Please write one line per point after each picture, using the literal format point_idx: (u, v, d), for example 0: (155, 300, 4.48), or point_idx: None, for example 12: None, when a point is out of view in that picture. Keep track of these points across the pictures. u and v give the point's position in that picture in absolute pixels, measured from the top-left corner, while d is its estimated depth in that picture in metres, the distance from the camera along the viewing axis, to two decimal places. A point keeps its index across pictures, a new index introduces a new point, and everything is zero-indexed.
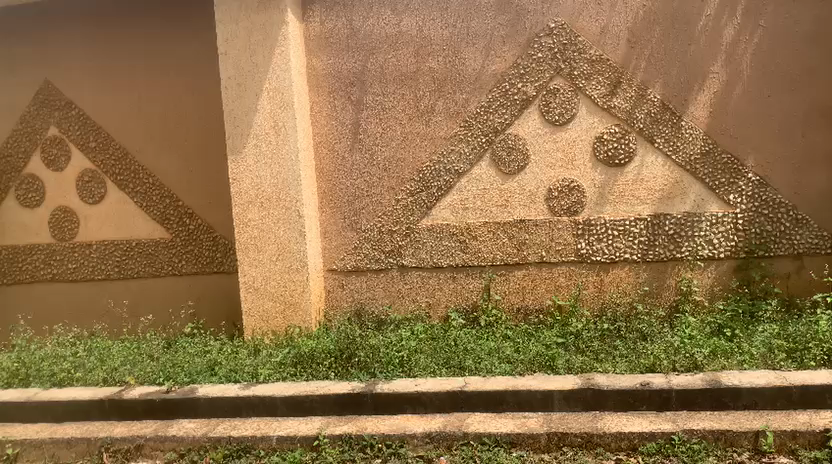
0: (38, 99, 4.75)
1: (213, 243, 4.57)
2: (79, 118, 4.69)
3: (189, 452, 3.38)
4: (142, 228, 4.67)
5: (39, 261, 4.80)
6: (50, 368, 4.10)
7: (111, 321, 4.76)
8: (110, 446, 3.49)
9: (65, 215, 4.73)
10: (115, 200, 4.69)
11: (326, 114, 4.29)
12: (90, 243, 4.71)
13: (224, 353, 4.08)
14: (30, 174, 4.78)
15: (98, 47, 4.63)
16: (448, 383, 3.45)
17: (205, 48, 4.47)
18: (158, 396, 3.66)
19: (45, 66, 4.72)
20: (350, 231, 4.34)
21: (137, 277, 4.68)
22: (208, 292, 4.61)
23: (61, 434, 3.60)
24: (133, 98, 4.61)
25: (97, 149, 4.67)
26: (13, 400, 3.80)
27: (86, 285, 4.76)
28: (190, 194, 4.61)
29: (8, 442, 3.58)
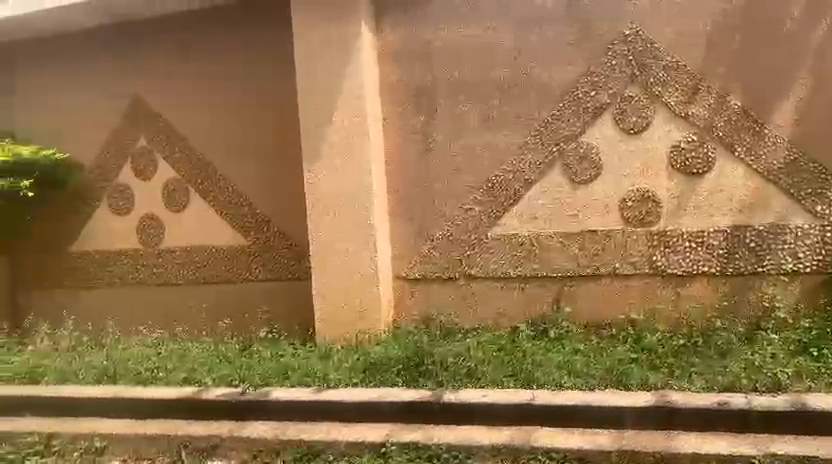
0: (128, 112, 5.02)
1: (288, 250, 4.70)
2: (166, 130, 4.94)
3: (261, 453, 3.49)
4: (221, 234, 4.86)
5: (127, 265, 5.07)
6: (136, 367, 4.34)
7: (191, 324, 4.94)
8: (189, 444, 3.65)
9: (152, 222, 4.99)
10: (197, 209, 4.91)
11: (397, 124, 4.34)
12: (174, 248, 4.94)
13: (296, 358, 4.17)
14: (122, 183, 5.07)
15: (172, 62, 4.85)
16: (516, 395, 3.41)
17: (276, 60, 4.61)
18: (233, 397, 3.79)
19: (126, 80, 5.00)
20: (420, 240, 4.36)
21: (215, 282, 4.86)
22: (282, 298, 4.72)
23: (145, 430, 3.79)
24: (210, 108, 4.82)
25: (179, 159, 4.91)
26: (103, 395, 4.04)
27: (168, 289, 4.98)
28: (265, 202, 4.76)
29: (97, 435, 3.82)
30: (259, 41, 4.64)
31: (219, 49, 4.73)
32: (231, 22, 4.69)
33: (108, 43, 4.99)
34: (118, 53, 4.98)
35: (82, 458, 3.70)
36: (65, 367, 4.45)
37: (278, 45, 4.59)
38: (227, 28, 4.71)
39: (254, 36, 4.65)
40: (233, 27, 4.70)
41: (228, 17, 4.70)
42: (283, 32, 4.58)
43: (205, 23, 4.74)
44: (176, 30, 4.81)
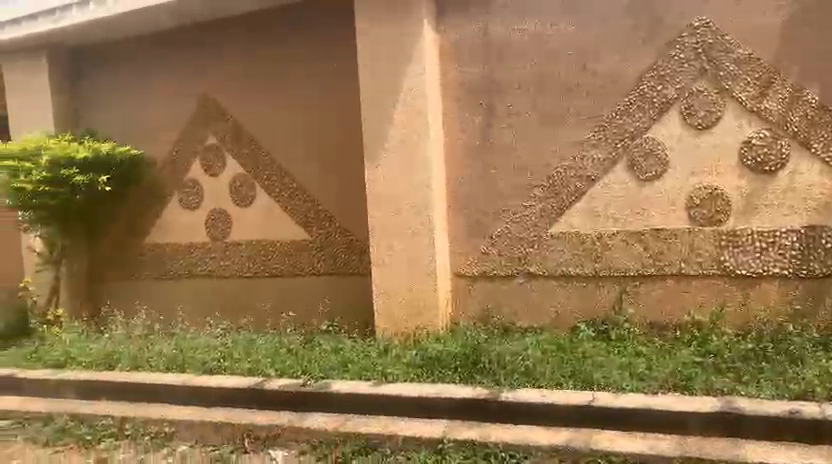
0: (199, 110, 5.19)
1: (349, 245, 4.77)
2: (234, 127, 5.08)
3: (320, 445, 3.53)
4: (285, 229, 4.97)
5: (196, 258, 5.25)
6: (204, 357, 4.50)
7: (256, 316, 5.08)
8: (252, 433, 3.76)
9: (220, 217, 5.16)
10: (263, 204, 5.05)
11: (457, 121, 4.33)
12: (240, 243, 5.09)
13: (355, 352, 4.23)
14: (192, 179, 5.26)
15: (234, 61, 5.01)
16: (575, 396, 3.35)
17: (340, 58, 4.69)
18: (294, 389, 3.88)
19: (192, 80, 5.17)
20: (479, 237, 4.34)
21: (279, 275, 4.98)
22: (343, 292, 4.80)
23: (210, 417, 3.92)
24: (275, 106, 4.94)
25: (246, 156, 5.05)
26: (172, 383, 4.21)
27: (234, 281, 5.14)
28: (328, 198, 4.84)
29: (167, 421, 3.98)
30: (312, 37, 4.76)
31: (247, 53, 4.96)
32: (296, 22, 4.79)
33: (176, 45, 5.18)
34: (185, 55, 5.16)
35: (153, 442, 3.88)
36: (137, 355, 4.65)
37: (302, 45, 4.80)
38: (292, 27, 4.81)
39: (309, 34, 4.77)
40: (298, 27, 4.80)
41: (294, 17, 4.80)
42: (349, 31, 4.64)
43: (271, 24, 4.87)
44: (238, 31, 4.97)
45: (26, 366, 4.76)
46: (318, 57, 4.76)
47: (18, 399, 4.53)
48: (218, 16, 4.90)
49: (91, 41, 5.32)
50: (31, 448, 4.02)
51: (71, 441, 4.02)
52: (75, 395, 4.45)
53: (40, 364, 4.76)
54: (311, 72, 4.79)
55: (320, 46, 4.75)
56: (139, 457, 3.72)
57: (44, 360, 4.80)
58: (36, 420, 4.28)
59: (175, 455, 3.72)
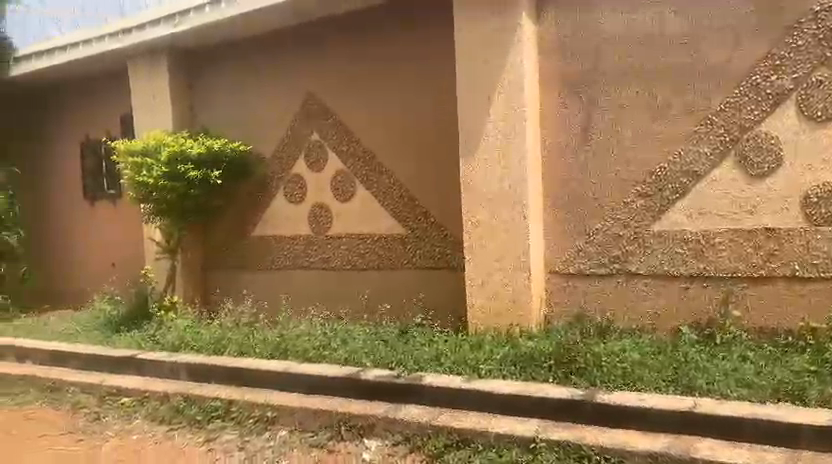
0: (303, 108, 5.38)
1: (443, 240, 4.81)
2: (335, 125, 5.24)
3: (413, 437, 3.62)
4: (383, 224, 5.07)
5: (298, 250, 5.46)
6: (304, 345, 4.68)
7: (353, 307, 5.22)
8: (348, 421, 3.88)
9: (322, 211, 5.35)
10: (361, 198, 5.17)
11: (555, 115, 4.25)
12: (340, 236, 5.25)
13: (449, 345, 4.26)
14: (296, 174, 5.46)
15: (337, 60, 5.17)
16: (676, 401, 3.21)
17: (439, 54, 4.73)
18: (389, 380, 3.96)
19: (298, 79, 5.38)
20: (576, 234, 4.24)
21: (376, 269, 5.09)
22: (438, 286, 4.85)
23: (309, 404, 4.07)
24: (375, 102, 5.05)
25: (347, 152, 5.20)
26: (274, 369, 4.41)
27: (333, 273, 5.31)
28: (426, 193, 4.89)
29: (269, 405, 4.17)
30: (411, 34, 4.83)
31: (336, 51, 5.17)
32: (396, 21, 4.87)
33: (283, 46, 5.40)
34: (291, 55, 5.38)
35: (257, 426, 4.11)
36: (243, 341, 4.91)
37: (360, 45, 5.06)
38: (391, 25, 4.90)
39: (409, 31, 4.83)
40: (398, 24, 4.87)
41: (394, 15, 4.88)
42: (448, 27, 4.66)
43: (372, 21, 4.98)
44: (342, 30, 5.11)
45: (145, 348, 5.14)
46: (377, 58, 5.00)
47: (138, 378, 4.89)
48: (323, 16, 5.07)
49: (206, 43, 5.65)
50: (149, 425, 4.36)
51: (184, 421, 4.32)
52: (188, 376, 4.75)
53: (158, 347, 5.13)
54: (375, 72, 5.02)
55: (393, 44, 4.91)
56: (243, 440, 3.98)
57: (162, 343, 5.16)
58: (154, 398, 4.61)
59: (276, 440, 3.93)
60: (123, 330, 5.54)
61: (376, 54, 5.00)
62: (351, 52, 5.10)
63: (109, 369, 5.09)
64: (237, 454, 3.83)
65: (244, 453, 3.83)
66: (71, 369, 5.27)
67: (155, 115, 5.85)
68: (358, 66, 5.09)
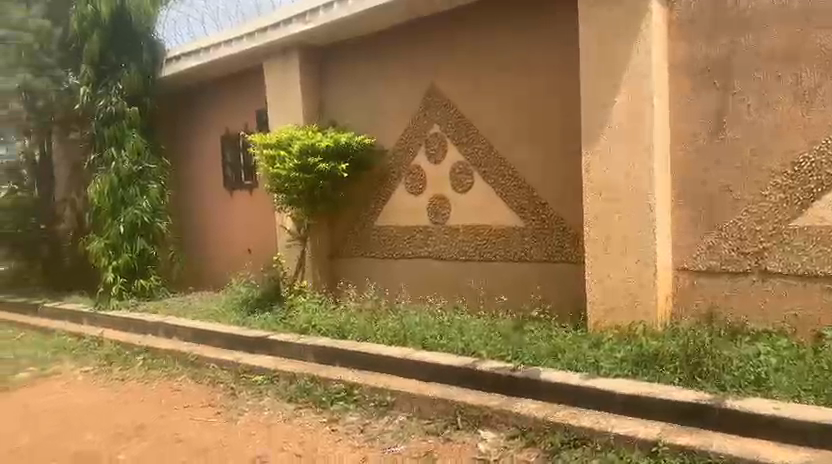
0: (425, 100, 5.44)
1: (562, 233, 4.72)
2: (455, 116, 5.25)
3: (529, 432, 3.60)
4: (502, 216, 5.04)
5: (418, 240, 5.56)
6: (423, 333, 4.78)
7: (471, 298, 5.25)
8: (464, 411, 3.91)
9: (441, 202, 5.40)
10: (480, 189, 5.17)
11: (685, 103, 4.02)
12: (458, 227, 5.29)
13: (567, 341, 4.18)
14: (416, 166, 5.55)
15: (460, 52, 5.17)
16: (817, 412, 2.96)
17: (563, 42, 4.62)
18: (505, 373, 3.95)
19: (421, 72, 5.44)
20: (706, 228, 3.99)
21: (493, 260, 5.09)
22: (557, 280, 4.78)
23: (427, 391, 4.15)
24: (497, 93, 5.01)
25: (467, 144, 5.20)
26: (393, 355, 4.53)
27: (451, 264, 5.35)
28: (545, 185, 4.81)
29: (388, 391, 4.30)
30: (535, 23, 4.74)
31: (459, 43, 5.17)
32: (522, 11, 4.80)
33: (406, 39, 5.49)
34: (414, 48, 5.45)
35: (377, 409, 4.26)
36: (365, 326, 5.08)
37: (484, 36, 5.02)
38: (514, 15, 4.84)
39: (533, 20, 4.75)
40: (522, 13, 4.79)
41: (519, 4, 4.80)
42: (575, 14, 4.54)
43: (496, 11, 4.93)
44: (464, 21, 5.11)
45: (277, 330, 5.46)
46: (500, 49, 4.94)
47: (269, 358, 5.21)
48: (446, 8, 5.10)
49: (334, 39, 5.87)
50: (279, 402, 4.63)
51: (310, 400, 4.55)
52: (314, 359, 5.00)
53: (288, 329, 5.43)
54: (498, 63, 4.97)
55: (517, 34, 4.84)
56: (364, 423, 4.14)
57: (290, 325, 5.45)
58: (283, 377, 4.89)
59: (395, 425, 4.05)
60: (257, 312, 5.91)
61: (499, 44, 4.95)
62: (473, 43, 5.08)
63: (244, 348, 5.46)
64: (358, 436, 3.98)
65: (364, 435, 3.98)
66: (212, 346, 5.70)
67: (287, 109, 6.16)
68: (480, 58, 5.06)
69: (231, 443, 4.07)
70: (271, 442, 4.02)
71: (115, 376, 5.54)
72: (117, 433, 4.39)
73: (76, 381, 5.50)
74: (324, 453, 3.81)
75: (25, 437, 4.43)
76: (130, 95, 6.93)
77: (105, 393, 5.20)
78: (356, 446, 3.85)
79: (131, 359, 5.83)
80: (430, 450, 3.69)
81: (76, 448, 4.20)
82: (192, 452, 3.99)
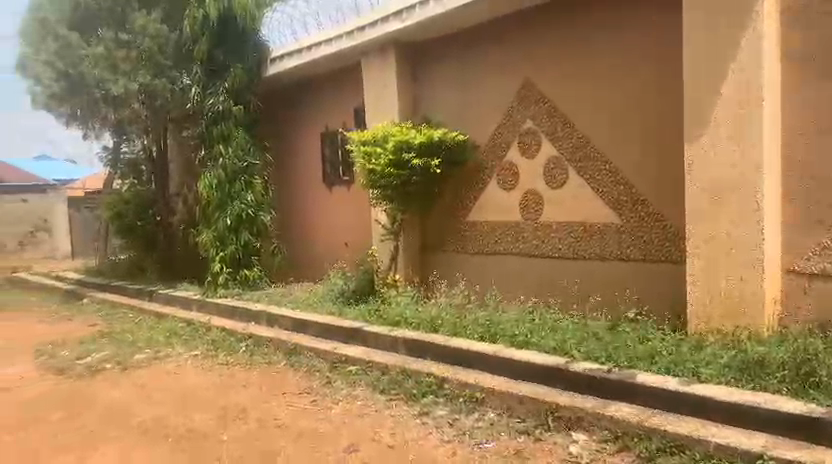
0: (519, 95, 5.37)
1: (661, 231, 4.53)
2: (550, 111, 5.15)
3: (623, 436, 3.48)
4: (598, 213, 4.90)
5: (510, 236, 5.51)
6: (514, 330, 4.74)
7: (564, 296, 5.15)
8: (555, 411, 3.85)
9: (534, 198, 5.32)
10: (575, 184, 5.04)
11: (798, 94, 3.76)
12: (551, 224, 5.19)
13: (665, 344, 4.01)
14: (510, 161, 5.48)
15: (555, 45, 5.06)
16: None
17: (595, 40, 4.82)
18: (599, 374, 3.85)
19: (515, 67, 5.37)
20: (821, 229, 3.72)
21: (587, 258, 4.96)
22: (655, 279, 4.60)
23: (517, 390, 4.11)
24: (593, 87, 4.87)
25: (562, 139, 5.09)
26: (484, 352, 4.52)
27: (544, 261, 5.27)
28: (644, 181, 4.63)
29: (479, 387, 4.29)
30: (635, 13, 4.57)
31: (555, 36, 5.06)
32: (564, 11, 4.97)
33: (501, 33, 5.43)
34: (509, 42, 5.38)
35: (467, 405, 4.25)
36: (456, 321, 5.10)
37: (581, 28, 4.89)
38: (610, 5, 4.69)
39: (633, 10, 4.58)
40: (571, 12, 4.94)
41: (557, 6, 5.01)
42: (615, 11, 4.68)
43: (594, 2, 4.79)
44: (560, 13, 5.00)
45: (370, 321, 5.58)
46: (598, 40, 4.80)
47: (363, 348, 5.33)
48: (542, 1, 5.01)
49: (429, 36, 5.91)
50: (371, 393, 4.73)
51: (401, 392, 4.60)
52: (405, 351, 5.07)
53: (380, 321, 5.53)
54: (595, 56, 4.83)
55: (616, 25, 4.68)
56: (453, 417, 4.14)
57: (382, 318, 5.55)
58: (376, 369, 4.98)
59: (485, 421, 4.03)
60: (351, 303, 6.06)
61: (597, 36, 4.80)
62: (570, 36, 4.96)
63: (340, 338, 5.62)
64: (447, 430, 3.99)
65: (454, 429, 3.98)
66: (309, 336, 5.89)
67: (384, 106, 6.26)
68: (577, 51, 4.93)
69: (326, 431, 4.19)
70: (363, 431, 4.11)
71: (220, 360, 5.84)
72: (223, 415, 4.63)
73: (185, 364, 5.83)
74: (414, 445, 3.85)
75: (140, 415, 4.76)
76: (236, 93, 7.32)
77: (211, 376, 5.49)
78: (445, 441, 3.86)
79: (235, 345, 6.11)
80: (518, 449, 3.64)
81: (186, 427, 4.47)
82: (290, 437, 4.15)
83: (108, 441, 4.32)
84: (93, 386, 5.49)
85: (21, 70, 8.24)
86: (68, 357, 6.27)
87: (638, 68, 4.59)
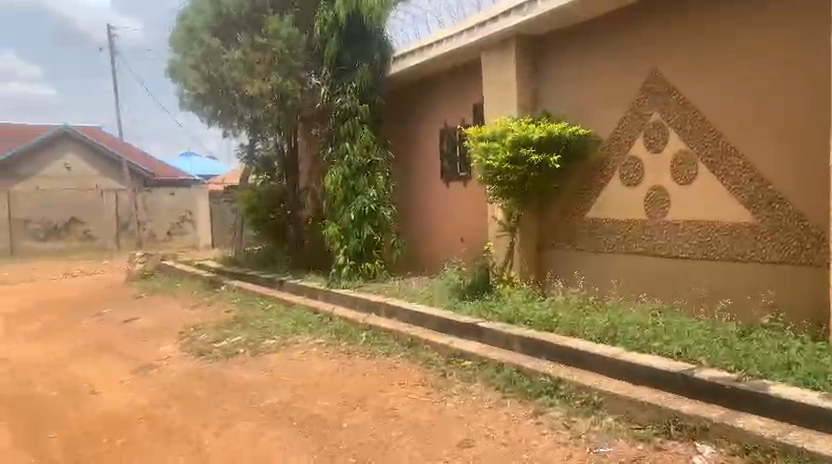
0: (645, 87, 5.13)
1: (802, 232, 4.18)
2: (679, 103, 4.88)
3: (755, 450, 3.24)
4: (730, 211, 4.59)
5: (633, 234, 5.29)
6: (635, 332, 4.55)
7: (690, 298, 4.88)
8: (678, 420, 3.64)
9: (659, 195, 5.08)
10: (705, 180, 4.75)
11: None
12: (678, 222, 4.93)
13: (804, 355, 3.70)
14: (634, 156, 5.26)
15: (685, 33, 4.79)
16: None
17: (731, 27, 4.49)
18: (727, 384, 3.61)
19: (640, 58, 5.13)
20: None
21: (718, 260, 4.66)
22: (794, 284, 4.25)
23: (636, 395, 3.94)
24: (727, 77, 4.55)
25: (691, 132, 4.81)
26: (602, 354, 4.37)
27: (669, 261, 5.02)
28: (783, 177, 4.29)
29: (596, 390, 4.14)
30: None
31: (685, 25, 4.78)
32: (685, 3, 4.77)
33: (626, 24, 5.22)
34: (635, 33, 5.16)
35: (583, 408, 4.11)
36: (573, 321, 4.97)
37: (715, 15, 4.59)
38: None
39: None
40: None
41: None
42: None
43: None
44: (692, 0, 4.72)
45: (485, 317, 5.57)
46: (733, 28, 4.49)
47: (478, 344, 5.32)
48: None
49: (550, 29, 5.79)
50: (485, 389, 4.69)
51: (516, 390, 4.53)
52: (521, 349, 5.01)
53: (495, 318, 5.50)
54: (730, 44, 4.51)
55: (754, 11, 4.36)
56: (570, 419, 4.01)
57: (499, 314, 5.52)
58: (490, 365, 4.94)
59: (602, 425, 3.88)
60: (468, 298, 6.07)
61: (732, 23, 4.49)
62: (701, 24, 4.68)
63: (455, 333, 5.64)
64: (563, 432, 3.89)
65: (570, 432, 3.87)
66: (426, 329, 5.96)
67: (503, 101, 6.21)
68: (709, 39, 4.63)
69: (441, 424, 4.24)
70: (477, 427, 4.10)
71: (342, 349, 6.05)
72: (343, 402, 4.82)
73: (309, 351, 6.11)
74: (529, 445, 3.80)
75: (269, 398, 5.04)
76: (362, 92, 7.56)
77: (332, 364, 5.71)
78: (561, 443, 3.77)
79: (355, 334, 6.31)
80: (638, 457, 3.48)
81: (310, 411, 4.69)
82: (406, 427, 4.25)
83: (240, 421, 4.63)
84: (228, 368, 5.89)
85: (171, 74, 8.93)
86: (207, 340, 6.76)
87: (773, 57, 4.27)
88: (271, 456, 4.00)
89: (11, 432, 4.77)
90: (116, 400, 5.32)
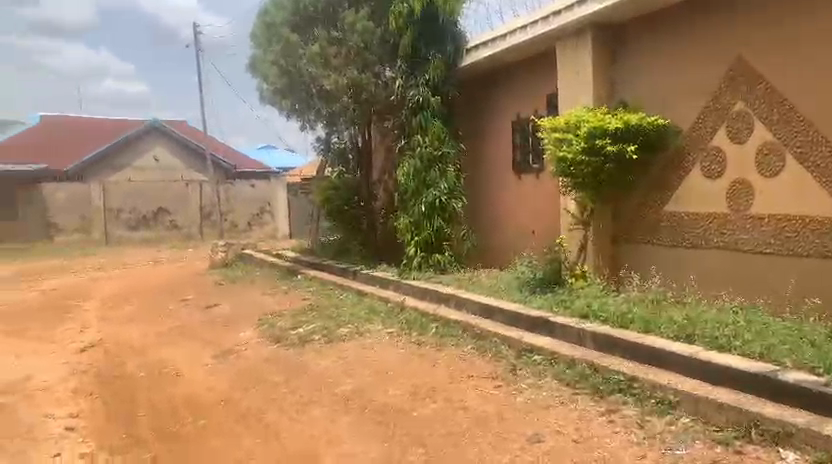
0: (728, 75, 4.89)
1: None
2: (765, 92, 4.63)
3: None
4: (820, 205, 4.34)
5: (713, 229, 5.08)
6: (713, 331, 4.38)
7: (774, 296, 4.65)
8: (760, 425, 3.49)
9: (743, 188, 4.86)
10: (793, 172, 4.51)
11: None
12: (762, 217, 4.71)
13: None
14: (716, 147, 5.04)
15: (771, 18, 4.55)
16: None
17: (821, 9, 4.23)
18: (815, 388, 3.44)
19: (723, 45, 4.90)
20: None
21: (806, 256, 4.43)
22: None
23: (715, 396, 3.78)
24: (817, 63, 4.29)
25: (778, 121, 4.56)
26: (679, 352, 4.23)
27: (752, 257, 4.79)
28: None
29: (671, 389, 4.01)
30: None
31: (772, 10, 4.54)
32: None
33: (708, 10, 4.99)
34: (716, 19, 4.93)
35: (658, 407, 3.99)
36: (648, 318, 4.82)
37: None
38: None
39: None
40: None
41: None
42: None
43: None
44: None
45: (556, 311, 5.49)
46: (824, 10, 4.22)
47: (549, 339, 5.25)
48: None
49: (627, 16, 5.62)
50: (556, 384, 4.62)
51: (588, 387, 4.44)
52: (594, 345, 4.90)
53: (567, 313, 5.41)
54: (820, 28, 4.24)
55: None
56: (644, 418, 3.91)
57: (571, 309, 5.42)
58: (562, 361, 4.86)
59: (678, 426, 3.76)
60: (539, 292, 6.01)
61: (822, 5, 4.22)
62: (788, 8, 4.43)
63: (526, 326, 5.58)
64: (636, 431, 3.78)
65: (644, 431, 3.76)
66: (496, 322, 5.92)
67: (577, 91, 6.08)
68: (797, 23, 4.37)
69: (510, 418, 4.21)
70: (548, 423, 4.05)
71: (413, 339, 6.09)
72: (413, 392, 4.86)
73: (381, 341, 6.18)
74: (600, 443, 3.72)
75: (340, 385, 5.14)
76: (435, 84, 7.58)
77: (403, 354, 5.76)
78: (634, 442, 3.67)
79: (426, 325, 6.34)
80: (717, 460, 3.35)
81: (381, 400, 4.76)
82: (475, 420, 4.25)
83: (314, 407, 4.75)
84: (302, 355, 6.04)
85: (251, 69, 9.23)
86: (284, 327, 6.96)
87: None
88: (343, 442, 4.09)
89: (104, 409, 5.06)
90: (199, 383, 5.55)
